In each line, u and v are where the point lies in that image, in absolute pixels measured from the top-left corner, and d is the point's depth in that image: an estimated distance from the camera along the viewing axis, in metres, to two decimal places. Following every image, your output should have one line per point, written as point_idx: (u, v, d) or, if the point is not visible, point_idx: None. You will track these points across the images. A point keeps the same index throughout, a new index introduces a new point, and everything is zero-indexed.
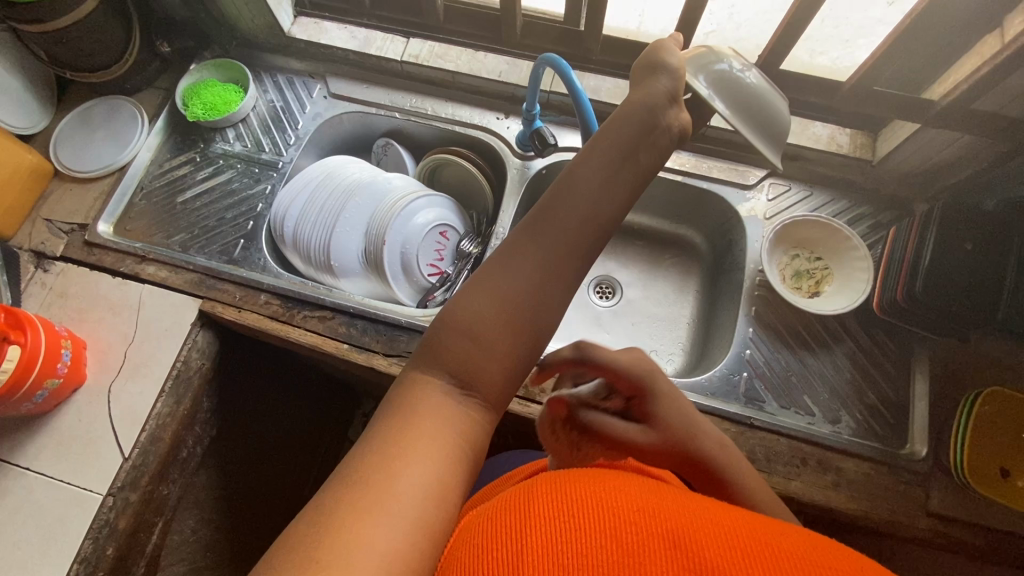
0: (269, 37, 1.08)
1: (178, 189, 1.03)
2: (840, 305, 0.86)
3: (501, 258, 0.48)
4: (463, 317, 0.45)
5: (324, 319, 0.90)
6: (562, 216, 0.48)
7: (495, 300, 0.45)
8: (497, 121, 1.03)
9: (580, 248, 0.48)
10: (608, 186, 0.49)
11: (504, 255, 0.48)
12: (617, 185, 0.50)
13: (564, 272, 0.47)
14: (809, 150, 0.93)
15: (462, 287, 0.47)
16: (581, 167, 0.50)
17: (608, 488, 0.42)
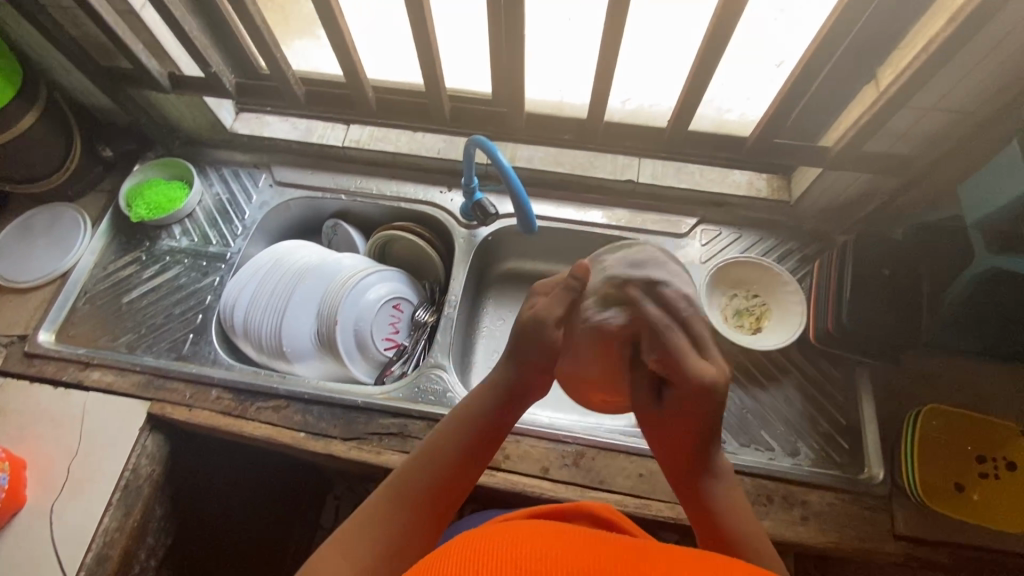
0: (212, 134, 1.11)
1: (123, 288, 1.02)
2: (781, 339, 0.90)
3: (393, 485, 0.57)
4: (352, 543, 0.52)
5: (280, 409, 0.88)
6: (446, 452, 0.59)
7: (380, 528, 0.53)
8: (441, 194, 1.07)
9: (461, 477, 0.59)
10: (489, 424, 0.61)
11: (395, 483, 0.57)
12: (496, 422, 0.62)
13: (446, 500, 0.57)
14: (732, 197, 1.01)
15: (352, 515, 0.55)
16: (467, 408, 0.62)
17: (539, 539, 0.37)
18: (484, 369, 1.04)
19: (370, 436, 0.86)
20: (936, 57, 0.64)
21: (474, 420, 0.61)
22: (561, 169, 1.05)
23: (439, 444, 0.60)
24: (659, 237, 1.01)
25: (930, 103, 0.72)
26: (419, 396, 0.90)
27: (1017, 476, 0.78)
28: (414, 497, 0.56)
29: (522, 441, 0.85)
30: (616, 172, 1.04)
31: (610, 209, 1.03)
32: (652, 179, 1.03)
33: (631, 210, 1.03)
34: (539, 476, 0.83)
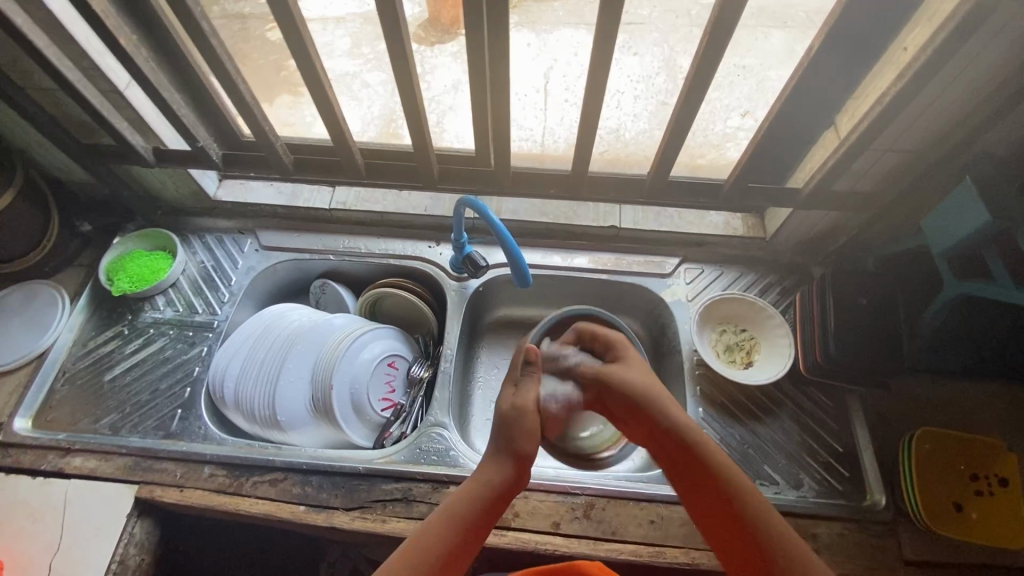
0: (195, 202, 1.11)
1: (104, 365, 0.98)
2: (772, 371, 0.93)
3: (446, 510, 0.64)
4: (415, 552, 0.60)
5: (276, 482, 0.85)
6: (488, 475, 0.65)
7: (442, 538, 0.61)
8: (430, 249, 1.08)
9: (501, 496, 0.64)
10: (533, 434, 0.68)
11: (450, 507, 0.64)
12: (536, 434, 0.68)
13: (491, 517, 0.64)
14: (711, 236, 1.06)
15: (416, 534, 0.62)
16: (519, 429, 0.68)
17: None
18: (484, 420, 1.03)
19: (373, 504, 0.83)
20: (891, 106, 0.70)
21: (495, 487, 0.64)
22: (547, 219, 1.09)
23: (465, 501, 0.63)
24: (643, 279, 1.05)
25: (887, 146, 0.78)
26: (421, 456, 0.88)
27: (1010, 492, 0.80)
28: (468, 514, 0.62)
29: (530, 495, 0.84)
30: (598, 220, 1.09)
31: (595, 254, 1.07)
32: (633, 223, 1.07)
33: (616, 254, 1.07)
34: (551, 531, 0.81)
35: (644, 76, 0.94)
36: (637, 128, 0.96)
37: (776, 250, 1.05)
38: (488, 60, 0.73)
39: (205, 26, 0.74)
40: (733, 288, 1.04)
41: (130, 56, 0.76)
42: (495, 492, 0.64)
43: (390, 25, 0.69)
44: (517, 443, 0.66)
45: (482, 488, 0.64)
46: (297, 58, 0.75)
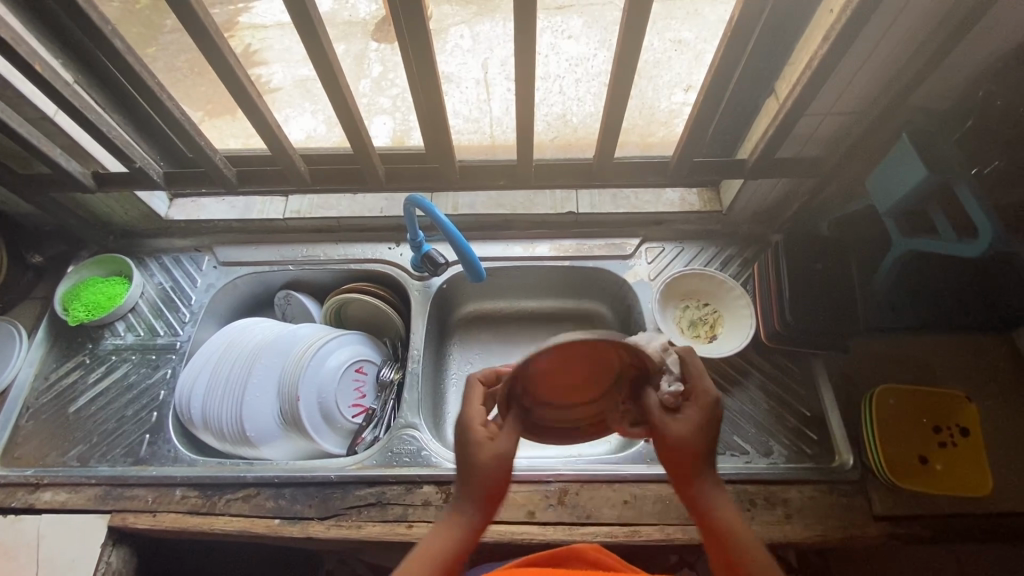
0: (147, 224, 1.09)
1: (68, 397, 0.97)
2: (723, 344, 0.95)
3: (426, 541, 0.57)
4: None
5: (250, 498, 0.85)
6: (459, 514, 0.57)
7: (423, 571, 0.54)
8: (390, 251, 1.08)
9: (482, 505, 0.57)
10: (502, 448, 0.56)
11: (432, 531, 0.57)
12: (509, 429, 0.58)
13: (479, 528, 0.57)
14: (668, 214, 1.06)
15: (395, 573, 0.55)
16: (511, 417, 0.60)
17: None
18: (457, 415, 1.05)
19: (348, 511, 0.83)
20: (821, 68, 0.70)
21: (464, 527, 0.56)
22: (503, 210, 1.09)
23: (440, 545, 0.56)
24: (605, 262, 1.06)
25: (824, 108, 0.79)
26: (393, 459, 0.88)
27: (971, 441, 0.81)
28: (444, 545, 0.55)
29: None
30: (555, 207, 1.08)
31: (555, 241, 1.08)
32: (590, 207, 1.08)
33: (577, 240, 1.08)
34: (526, 520, 0.82)
35: (581, 59, 0.90)
36: (583, 111, 0.95)
37: (733, 222, 1.06)
38: (412, 55, 0.72)
39: (119, 44, 0.71)
40: (693, 263, 1.05)
41: (49, 82, 0.73)
42: (465, 531, 0.56)
43: (306, 31, 0.68)
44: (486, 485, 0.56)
45: (450, 523, 0.57)
46: (217, 70, 0.73)
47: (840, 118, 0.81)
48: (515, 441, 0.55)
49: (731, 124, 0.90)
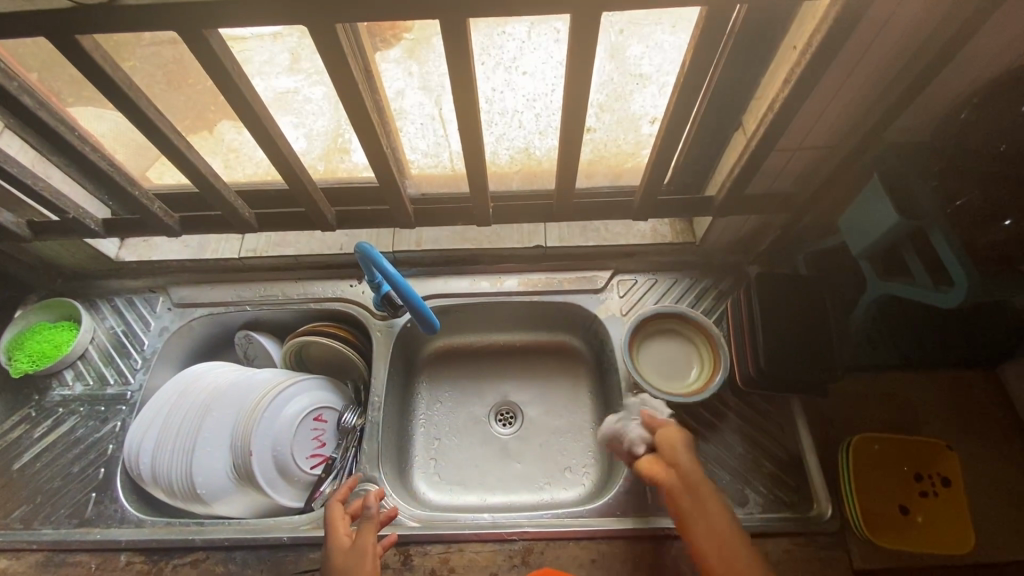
0: (98, 266, 1.05)
1: (11, 454, 0.92)
2: (683, 396, 0.87)
3: None
4: None
5: (198, 563, 0.81)
6: None
7: None
8: (351, 288, 1.04)
9: None
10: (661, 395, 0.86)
11: None
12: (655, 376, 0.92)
13: None
14: (640, 246, 1.03)
15: None
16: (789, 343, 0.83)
17: None
18: (425, 459, 1.02)
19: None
20: (784, 109, 0.66)
21: None
22: (469, 245, 1.05)
23: None
24: (575, 297, 1.02)
25: (793, 144, 0.75)
26: None
27: (953, 491, 0.77)
28: None
29: (465, 547, 0.80)
30: (523, 240, 1.05)
31: (523, 275, 1.04)
32: (559, 240, 1.04)
33: (545, 274, 1.04)
34: None
35: None
36: (546, 145, 0.91)
37: (707, 253, 1.02)
38: (344, 93, 0.66)
39: (29, 99, 0.66)
40: (666, 296, 1.01)
41: None
42: None
43: (226, 83, 0.63)
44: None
45: None
46: (140, 124, 0.68)
47: (810, 154, 0.77)
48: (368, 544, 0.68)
49: (700, 156, 0.86)
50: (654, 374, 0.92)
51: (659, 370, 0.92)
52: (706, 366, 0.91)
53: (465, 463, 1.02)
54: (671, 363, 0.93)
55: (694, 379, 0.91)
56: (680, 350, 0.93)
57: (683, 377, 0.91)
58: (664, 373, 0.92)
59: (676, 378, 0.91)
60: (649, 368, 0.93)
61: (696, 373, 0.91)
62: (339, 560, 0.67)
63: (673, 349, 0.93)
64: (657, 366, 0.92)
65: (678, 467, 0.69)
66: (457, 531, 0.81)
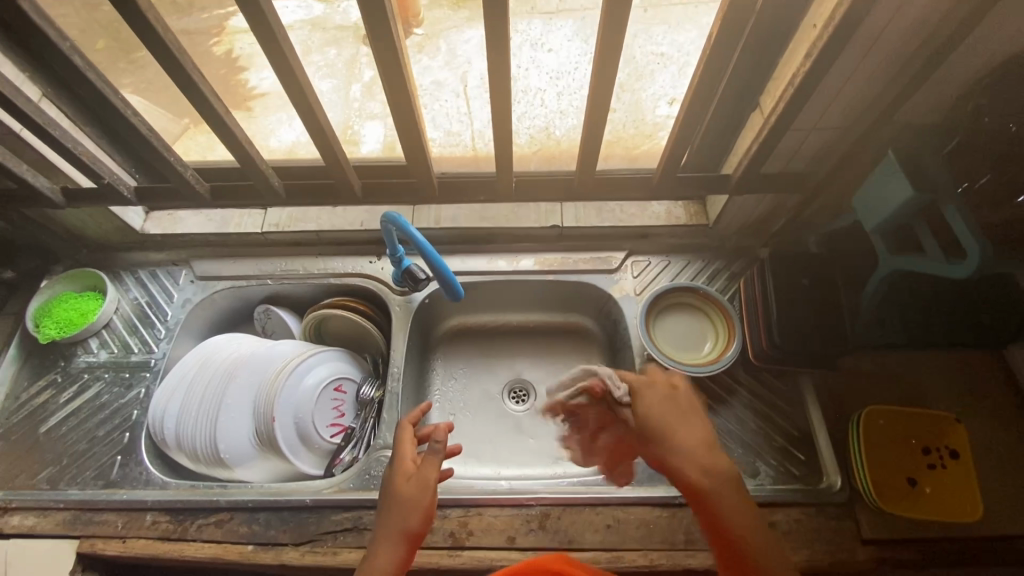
0: (122, 238, 1.07)
1: (38, 417, 0.95)
2: (700, 367, 0.90)
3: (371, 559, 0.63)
4: None
5: (222, 523, 0.83)
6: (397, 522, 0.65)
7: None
8: (370, 265, 1.06)
9: (416, 527, 0.65)
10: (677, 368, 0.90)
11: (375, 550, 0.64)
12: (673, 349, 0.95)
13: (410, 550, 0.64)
14: (655, 228, 1.05)
15: None
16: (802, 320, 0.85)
17: None
18: None
19: (324, 536, 0.81)
20: (806, 84, 0.68)
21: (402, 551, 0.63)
22: (487, 224, 1.07)
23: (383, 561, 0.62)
24: (590, 276, 1.04)
25: (811, 123, 0.77)
26: (371, 482, 0.85)
27: (961, 462, 0.79)
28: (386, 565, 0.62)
29: (484, 512, 0.82)
30: (540, 220, 1.07)
31: (540, 255, 1.07)
32: (576, 221, 1.06)
33: (561, 253, 1.06)
34: (506, 546, 0.80)
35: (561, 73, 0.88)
36: (566, 124, 0.93)
37: (720, 235, 1.04)
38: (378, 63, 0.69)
39: (78, 61, 0.68)
40: (679, 277, 1.03)
41: (11, 101, 0.71)
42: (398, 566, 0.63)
43: (271, 49, 0.65)
44: (414, 506, 0.66)
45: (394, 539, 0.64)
46: (183, 89, 0.70)
47: (828, 133, 0.79)
48: (433, 471, 0.69)
49: (718, 136, 0.88)
50: (670, 347, 0.95)
51: (675, 344, 0.95)
52: (721, 339, 0.93)
53: (481, 438, 1.04)
54: (687, 337, 0.95)
55: (711, 351, 0.93)
56: (695, 324, 0.96)
57: (700, 350, 0.94)
58: (681, 347, 0.95)
59: (692, 351, 0.94)
60: (665, 342, 0.95)
61: (712, 346, 0.94)
62: (406, 480, 0.68)
63: (689, 323, 0.96)
64: (674, 340, 0.95)
65: (642, 417, 0.68)
66: (475, 496, 0.83)
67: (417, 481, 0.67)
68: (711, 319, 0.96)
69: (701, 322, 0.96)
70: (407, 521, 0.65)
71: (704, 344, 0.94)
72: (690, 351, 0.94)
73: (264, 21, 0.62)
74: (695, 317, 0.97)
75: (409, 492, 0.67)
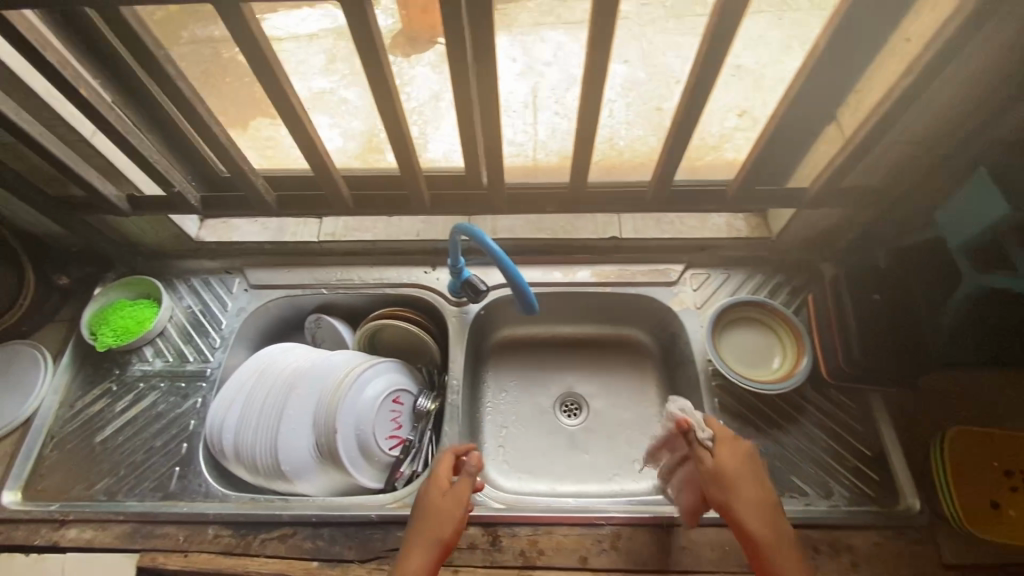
0: (176, 245, 1.06)
1: (94, 427, 0.93)
2: (772, 384, 0.88)
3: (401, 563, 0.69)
4: None
5: (285, 538, 0.81)
6: (426, 533, 0.70)
7: None
8: (426, 275, 1.05)
9: (445, 537, 0.70)
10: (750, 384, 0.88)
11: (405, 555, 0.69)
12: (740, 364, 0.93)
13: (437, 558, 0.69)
14: (715, 240, 1.04)
15: None
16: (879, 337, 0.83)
17: None
18: (494, 447, 1.03)
19: (391, 553, 0.79)
20: (903, 98, 0.67)
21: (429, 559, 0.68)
22: (544, 235, 1.07)
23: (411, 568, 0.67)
24: (649, 288, 1.03)
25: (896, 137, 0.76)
26: None
27: None
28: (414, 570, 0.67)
29: (555, 530, 0.80)
30: (598, 231, 1.06)
31: (596, 266, 1.05)
32: (633, 233, 1.06)
33: (618, 264, 1.05)
34: (578, 567, 0.78)
35: None
36: (631, 135, 0.91)
37: (781, 249, 1.03)
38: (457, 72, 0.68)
39: (171, 70, 0.68)
40: (739, 291, 1.02)
41: (94, 109, 0.70)
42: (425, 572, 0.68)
43: (368, 57, 0.65)
44: (442, 521, 0.71)
45: (422, 547, 0.69)
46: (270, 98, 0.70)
47: None
48: (466, 487, 0.74)
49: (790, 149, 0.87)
50: (738, 364, 0.93)
51: (743, 360, 0.94)
52: (791, 354, 0.92)
53: (534, 452, 1.02)
54: (754, 352, 0.94)
55: (780, 366, 0.92)
56: (762, 340, 0.95)
57: (768, 366, 0.93)
58: (748, 362, 0.93)
59: (760, 366, 0.93)
60: (732, 358, 0.94)
61: (780, 362, 0.93)
62: (437, 493, 0.74)
63: (756, 339, 0.95)
64: (741, 355, 0.94)
65: (723, 469, 0.71)
66: (545, 513, 0.81)
67: (451, 497, 0.73)
68: (778, 334, 0.94)
69: (768, 338, 0.94)
70: (436, 533, 0.70)
71: (772, 360, 0.93)
72: (759, 367, 0.93)
73: (364, 33, 0.62)
74: (761, 332, 0.95)
75: (440, 504, 0.72)
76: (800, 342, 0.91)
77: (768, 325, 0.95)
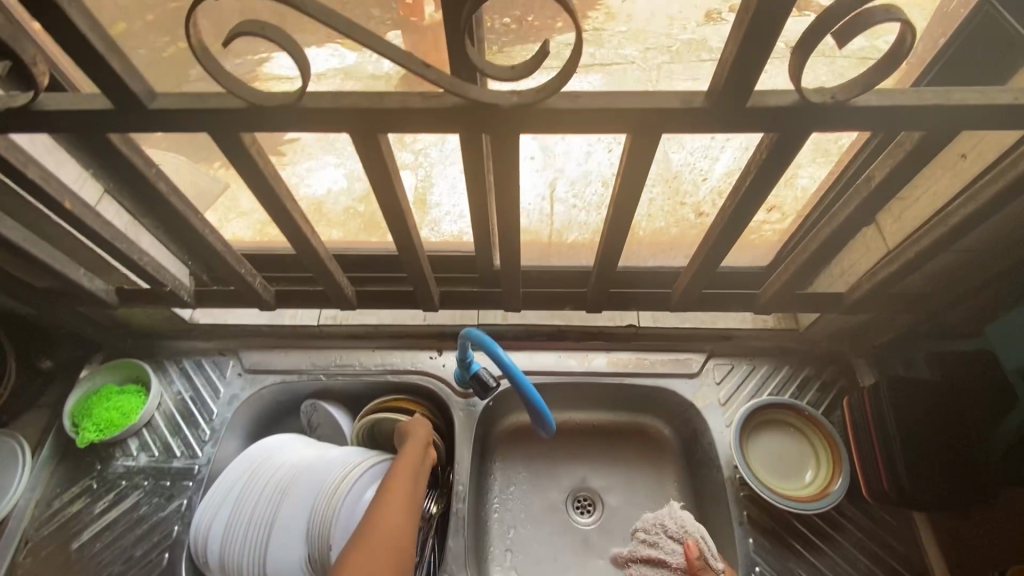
0: (168, 326, 1.00)
1: (71, 531, 0.87)
2: (805, 502, 0.82)
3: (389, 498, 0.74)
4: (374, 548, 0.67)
5: None
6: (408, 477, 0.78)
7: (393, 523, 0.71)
8: (431, 360, 0.99)
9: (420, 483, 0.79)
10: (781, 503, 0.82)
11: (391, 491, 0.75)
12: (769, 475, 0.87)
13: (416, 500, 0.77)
14: (739, 330, 0.98)
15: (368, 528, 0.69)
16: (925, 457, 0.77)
17: None
18: (501, 553, 0.93)
19: None
20: (958, 222, 0.61)
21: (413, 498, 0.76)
22: (558, 320, 1.01)
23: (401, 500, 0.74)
24: (670, 381, 0.96)
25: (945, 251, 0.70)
26: None
27: None
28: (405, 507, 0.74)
29: None
30: (614, 317, 1.01)
31: (612, 354, 0.99)
32: (651, 319, 1.00)
33: (636, 353, 0.99)
34: None
35: None
36: (652, 227, 0.83)
37: (810, 340, 0.97)
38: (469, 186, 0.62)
39: (163, 185, 0.63)
40: (765, 386, 0.95)
41: (78, 218, 0.65)
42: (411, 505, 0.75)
43: (375, 171, 0.60)
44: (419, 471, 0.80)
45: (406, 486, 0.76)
46: (270, 207, 0.65)
47: None
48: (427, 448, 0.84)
49: None
50: (767, 474, 0.87)
51: (773, 470, 0.87)
52: (824, 467, 0.86)
53: (544, 559, 0.92)
54: (784, 462, 0.88)
55: (813, 480, 0.86)
56: (792, 447, 0.89)
57: (800, 478, 0.87)
58: (778, 472, 0.87)
59: (792, 479, 0.86)
60: (761, 467, 0.88)
61: (813, 474, 0.86)
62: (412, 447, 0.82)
63: (785, 446, 0.89)
64: (771, 465, 0.88)
65: None
66: None
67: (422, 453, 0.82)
68: (810, 442, 0.88)
69: (799, 445, 0.88)
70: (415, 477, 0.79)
71: (804, 471, 0.87)
72: (790, 480, 0.86)
73: (374, 153, 0.57)
74: (790, 437, 0.89)
75: (414, 455, 0.81)
76: (835, 455, 0.85)
77: (800, 430, 0.89)
